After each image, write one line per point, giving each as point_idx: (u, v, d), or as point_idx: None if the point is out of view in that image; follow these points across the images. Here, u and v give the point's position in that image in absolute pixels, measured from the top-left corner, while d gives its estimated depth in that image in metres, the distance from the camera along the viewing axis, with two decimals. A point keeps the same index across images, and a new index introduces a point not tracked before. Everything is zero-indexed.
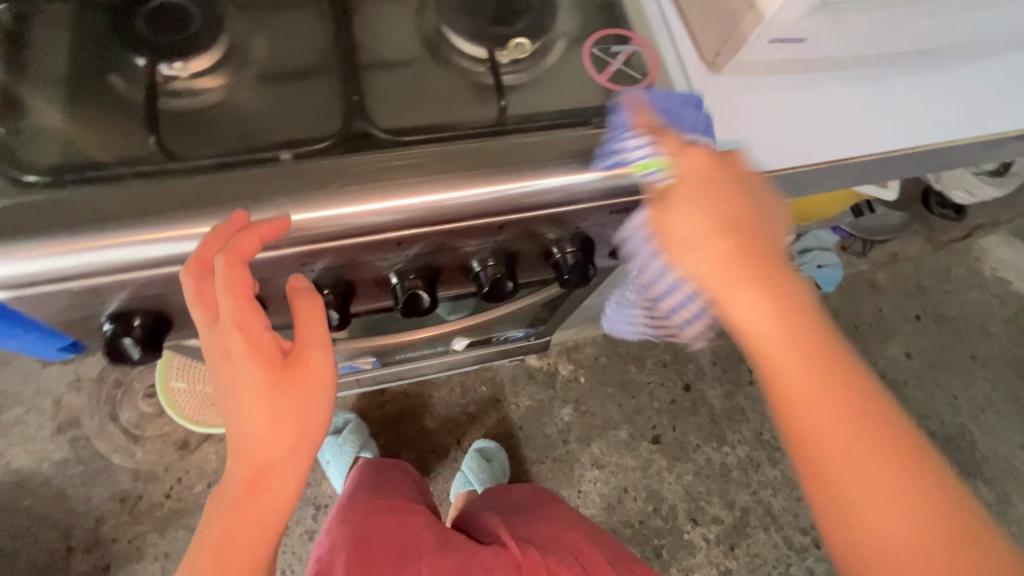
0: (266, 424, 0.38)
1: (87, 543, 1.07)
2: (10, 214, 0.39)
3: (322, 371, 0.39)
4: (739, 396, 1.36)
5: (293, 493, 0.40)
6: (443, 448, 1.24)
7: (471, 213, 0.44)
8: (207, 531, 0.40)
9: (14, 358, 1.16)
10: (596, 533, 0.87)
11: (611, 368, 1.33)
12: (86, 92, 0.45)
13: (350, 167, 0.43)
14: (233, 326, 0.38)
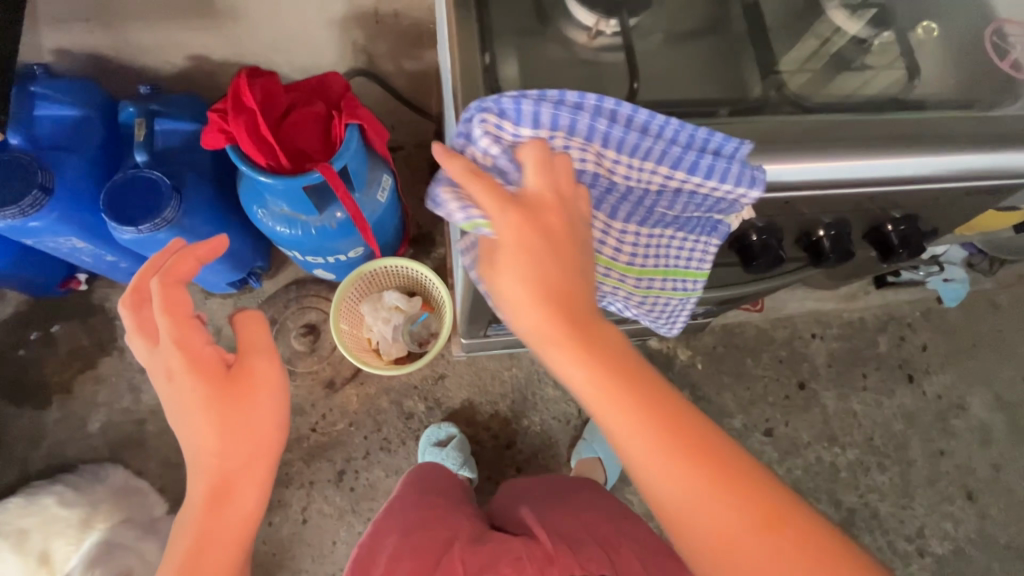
0: (218, 435, 0.49)
1: None
2: (503, 135, 0.44)
3: (267, 374, 0.52)
4: (853, 399, 1.36)
5: (255, 497, 0.50)
6: (566, 416, 1.27)
7: (875, 181, 0.46)
8: (181, 544, 0.49)
9: None
10: (635, 529, 0.81)
11: (727, 357, 1.36)
12: (529, 37, 0.51)
13: (784, 125, 0.45)
14: (179, 347, 0.49)
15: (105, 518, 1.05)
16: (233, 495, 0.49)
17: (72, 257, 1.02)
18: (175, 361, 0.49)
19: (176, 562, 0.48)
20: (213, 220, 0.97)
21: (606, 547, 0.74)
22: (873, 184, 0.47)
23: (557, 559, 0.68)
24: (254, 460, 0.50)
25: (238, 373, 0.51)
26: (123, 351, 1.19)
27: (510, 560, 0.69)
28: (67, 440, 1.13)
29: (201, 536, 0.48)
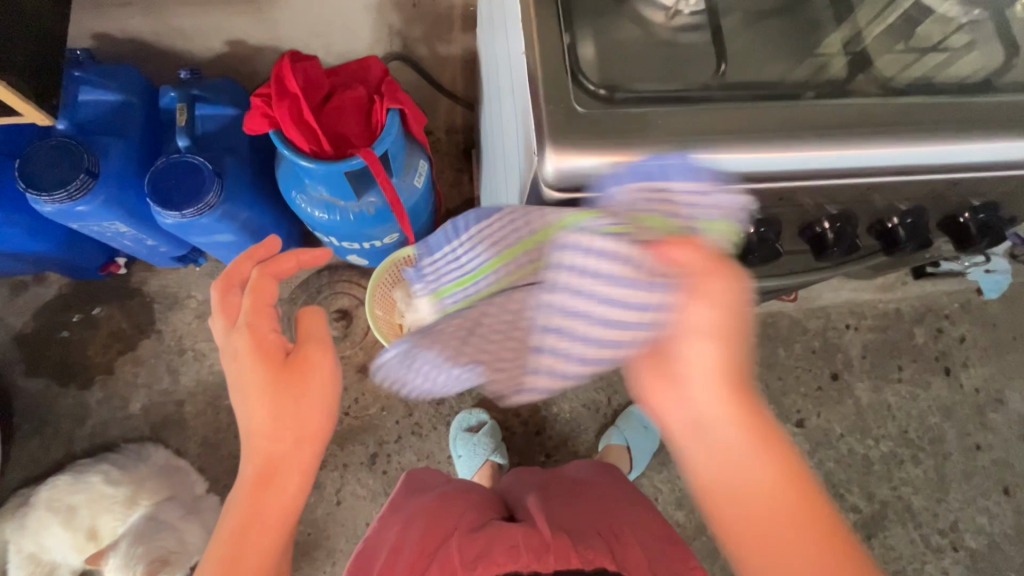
0: (271, 422, 0.50)
1: None
2: (580, 117, 0.43)
3: (322, 366, 0.51)
4: (887, 391, 1.34)
5: (295, 492, 0.51)
6: (596, 404, 1.27)
7: (958, 167, 0.45)
8: (225, 522, 0.50)
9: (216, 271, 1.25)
10: (642, 515, 0.81)
11: (759, 348, 1.34)
12: (602, 16, 0.49)
13: (875, 108, 0.44)
14: (246, 329, 0.51)
15: (150, 495, 1.08)
16: (280, 482, 0.50)
17: (114, 241, 1.04)
18: (241, 341, 0.51)
19: (218, 546, 0.49)
20: (254, 206, 0.97)
21: (610, 536, 0.73)
22: (952, 171, 0.46)
23: (554, 548, 0.66)
24: (302, 449, 0.51)
25: (295, 362, 0.51)
26: (161, 334, 1.21)
27: (505, 548, 0.67)
28: (110, 419, 1.16)
29: (243, 523, 0.49)
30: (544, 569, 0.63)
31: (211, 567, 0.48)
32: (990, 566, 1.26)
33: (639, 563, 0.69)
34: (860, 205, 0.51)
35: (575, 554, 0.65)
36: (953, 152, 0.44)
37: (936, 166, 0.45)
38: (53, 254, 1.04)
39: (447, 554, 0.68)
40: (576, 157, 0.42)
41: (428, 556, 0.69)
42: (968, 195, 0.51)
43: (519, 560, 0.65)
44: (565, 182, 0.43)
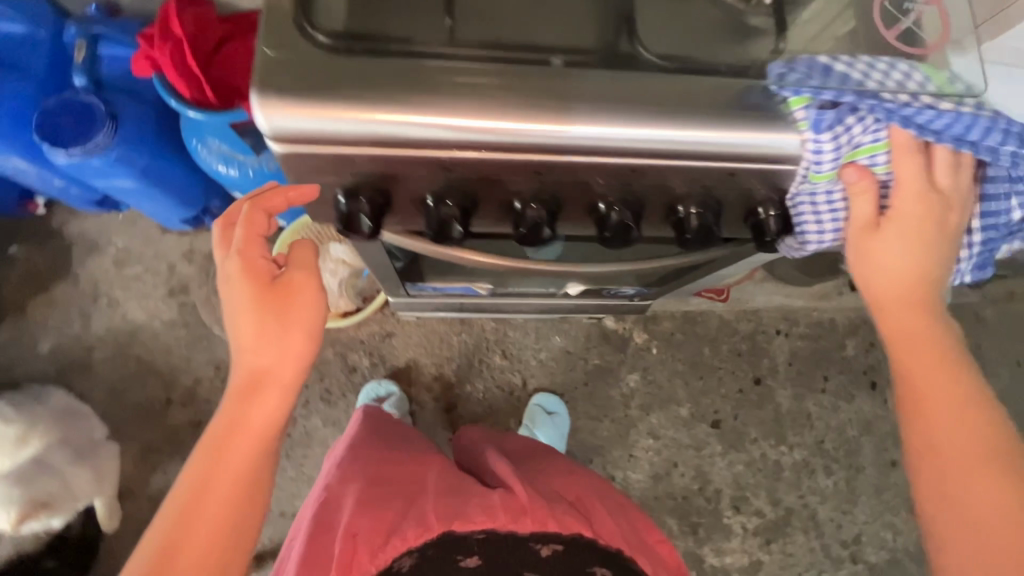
0: (256, 340, 0.50)
1: (184, 398, 1.18)
2: (294, 67, 0.34)
3: (308, 291, 0.52)
4: (809, 400, 1.33)
5: (279, 409, 0.51)
6: (511, 386, 1.26)
7: (754, 157, 0.38)
8: (207, 441, 0.50)
9: (139, 220, 1.24)
10: (596, 479, 0.80)
11: (685, 346, 1.33)
12: None
13: (643, 81, 0.36)
14: (238, 254, 0.51)
15: (42, 436, 1.04)
16: (264, 397, 0.50)
17: (21, 178, 1.02)
18: (232, 266, 0.51)
19: (205, 452, 0.49)
20: (154, 153, 0.95)
21: (575, 504, 0.72)
22: (743, 161, 0.39)
23: (530, 510, 0.66)
24: (287, 368, 0.51)
25: (281, 286, 0.52)
26: (77, 278, 1.21)
27: (482, 508, 0.66)
28: (18, 358, 1.16)
29: (228, 431, 0.49)
30: (520, 530, 0.64)
31: (188, 482, 0.48)
32: None
33: (610, 528, 0.68)
34: (656, 192, 0.42)
35: (552, 518, 0.65)
36: (746, 142, 0.37)
37: (731, 153, 0.37)
38: None
39: (421, 513, 0.65)
40: (288, 111, 0.33)
41: (401, 512, 0.66)
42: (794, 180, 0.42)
43: (498, 520, 0.65)
44: (285, 142, 0.34)
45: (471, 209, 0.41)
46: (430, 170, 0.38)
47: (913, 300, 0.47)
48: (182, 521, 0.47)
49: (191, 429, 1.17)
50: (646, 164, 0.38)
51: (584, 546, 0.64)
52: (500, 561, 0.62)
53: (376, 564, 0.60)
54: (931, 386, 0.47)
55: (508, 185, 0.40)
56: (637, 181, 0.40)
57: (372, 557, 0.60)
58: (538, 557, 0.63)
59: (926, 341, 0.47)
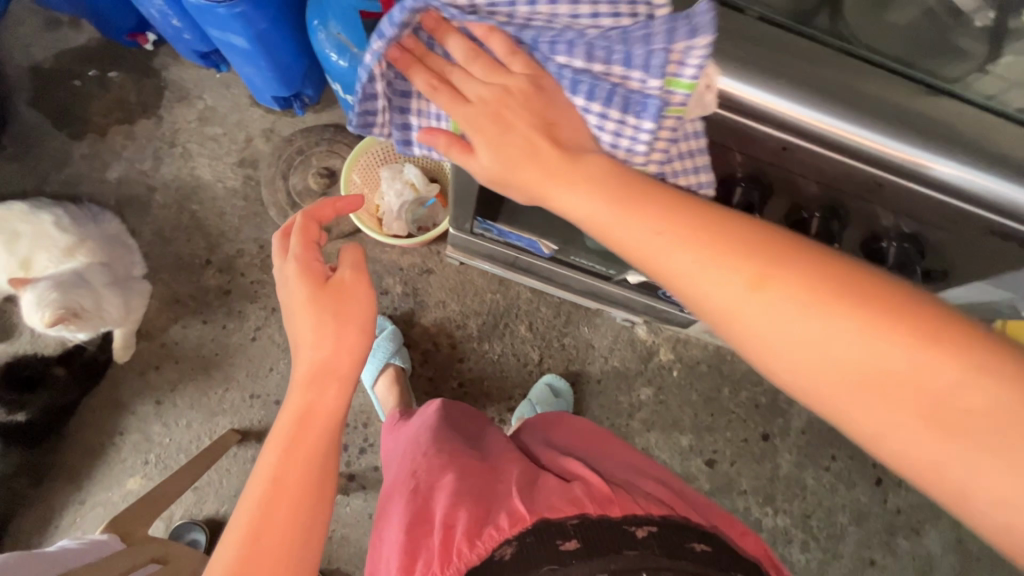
0: (317, 336, 0.50)
1: (222, 264, 1.21)
2: None
3: (358, 288, 0.52)
4: (810, 473, 1.30)
5: (338, 404, 0.50)
6: (526, 359, 1.26)
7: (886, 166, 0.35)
8: (267, 458, 0.47)
9: (233, 85, 1.27)
10: (672, 479, 0.78)
11: (706, 378, 1.30)
12: None
13: (799, 59, 0.36)
14: (295, 260, 0.53)
15: (88, 254, 1.07)
16: (328, 389, 0.50)
17: (144, 8, 1.04)
18: (289, 271, 0.53)
19: (273, 454, 0.47)
20: (275, 21, 0.96)
21: (658, 495, 0.69)
22: (896, 174, 0.36)
23: (617, 499, 0.62)
24: (345, 357, 0.51)
25: (333, 284, 0.52)
26: (160, 120, 1.24)
27: (564, 495, 0.63)
28: (85, 176, 1.20)
29: (298, 426, 0.49)
30: (612, 515, 0.60)
31: (255, 486, 0.46)
32: None
33: (695, 518, 0.65)
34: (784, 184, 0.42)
35: (640, 506, 0.62)
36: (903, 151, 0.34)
37: (884, 160, 0.35)
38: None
39: (508, 504, 0.63)
40: None
41: (483, 507, 0.64)
42: (940, 218, 0.38)
43: (585, 507, 0.61)
44: None
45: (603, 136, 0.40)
46: None
47: (693, 238, 0.37)
48: (252, 531, 0.44)
49: (219, 295, 1.20)
50: (792, 144, 0.36)
51: (681, 530, 0.60)
52: (596, 543, 0.57)
53: (475, 554, 0.59)
54: (818, 341, 0.34)
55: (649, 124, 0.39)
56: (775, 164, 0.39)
57: (472, 547, 0.59)
58: (635, 540, 0.58)
59: (723, 254, 0.36)
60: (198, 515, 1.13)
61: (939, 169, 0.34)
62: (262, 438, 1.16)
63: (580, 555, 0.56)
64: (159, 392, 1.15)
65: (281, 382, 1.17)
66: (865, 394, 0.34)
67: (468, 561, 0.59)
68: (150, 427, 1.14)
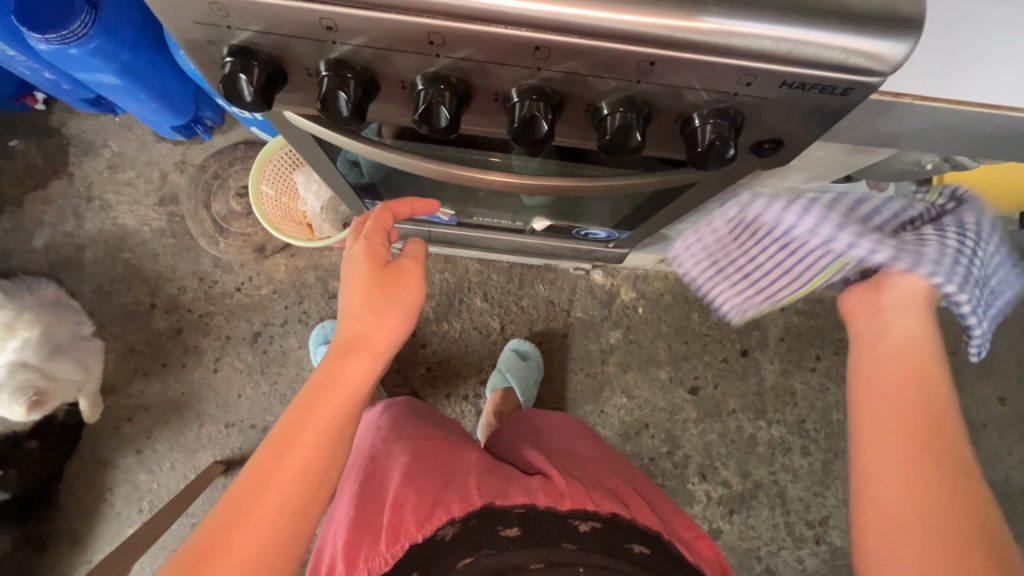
0: (360, 304, 0.51)
1: (167, 305, 1.20)
2: None
3: (413, 277, 0.53)
4: (796, 378, 1.28)
5: (366, 377, 0.49)
6: (488, 330, 1.25)
7: (643, 37, 0.32)
8: (291, 411, 0.47)
9: (136, 125, 1.25)
10: (643, 484, 0.71)
11: (673, 308, 1.28)
12: None
13: None
14: (363, 239, 0.54)
15: (28, 326, 1.05)
16: (359, 359, 0.49)
17: (12, 67, 1.01)
18: (355, 249, 0.54)
19: (295, 408, 0.47)
20: (137, 48, 0.92)
21: (616, 493, 0.64)
22: (665, 46, 0.32)
23: (570, 492, 0.59)
24: (382, 335, 0.51)
25: (391, 267, 0.53)
26: (73, 177, 1.23)
27: (522, 488, 0.60)
28: (13, 249, 1.19)
29: (322, 384, 0.48)
30: (560, 506, 0.57)
31: (273, 437, 0.45)
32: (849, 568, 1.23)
33: (650, 519, 0.60)
34: (575, 88, 0.37)
35: (592, 499, 0.58)
36: (659, 21, 0.31)
37: (649, 33, 0.31)
38: None
39: (463, 489, 0.59)
40: None
41: (437, 490, 0.60)
42: (737, 85, 0.35)
43: (536, 498, 0.58)
44: None
45: (371, 89, 0.37)
46: (307, 31, 0.33)
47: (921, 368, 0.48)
48: (258, 482, 0.44)
49: (172, 336, 1.20)
50: (549, 40, 0.32)
51: (623, 526, 0.56)
52: (537, 532, 0.54)
53: (420, 533, 0.54)
54: (909, 459, 0.43)
55: (404, 61, 0.35)
56: (546, 69, 0.35)
57: (419, 526, 0.55)
58: (576, 533, 0.55)
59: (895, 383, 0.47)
60: None
61: (703, 26, 0.31)
62: None
63: (519, 543, 0.53)
64: (137, 441, 1.16)
65: (252, 406, 1.18)
66: (904, 481, 0.42)
67: (413, 540, 0.54)
68: (137, 477, 1.15)
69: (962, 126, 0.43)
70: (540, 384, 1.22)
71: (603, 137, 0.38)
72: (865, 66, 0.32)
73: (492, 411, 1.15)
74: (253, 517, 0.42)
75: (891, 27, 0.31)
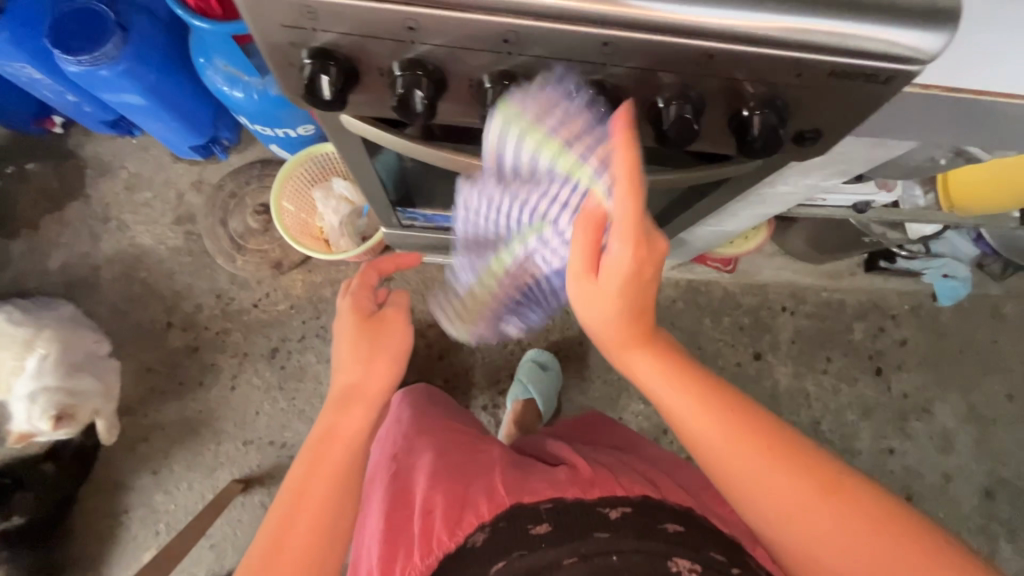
0: (351, 357, 0.54)
1: (184, 324, 1.20)
2: None
3: (397, 322, 0.57)
4: (809, 380, 1.30)
5: (364, 425, 0.51)
6: (503, 339, 1.26)
7: (703, 33, 0.34)
8: (296, 469, 0.48)
9: (152, 147, 1.26)
10: (674, 469, 0.71)
11: (685, 314, 1.30)
12: None
13: None
14: (350, 295, 0.59)
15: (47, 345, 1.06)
16: (353, 410, 0.51)
17: (33, 90, 1.03)
18: (343, 305, 0.58)
19: (300, 466, 0.48)
20: (163, 69, 0.95)
21: (645, 475, 0.65)
22: (725, 41, 0.35)
23: (598, 481, 0.59)
24: (373, 384, 0.53)
25: (376, 319, 0.57)
26: (89, 199, 1.23)
27: (548, 481, 0.60)
28: (28, 271, 1.19)
29: (323, 438, 0.49)
30: (588, 497, 0.57)
31: (282, 498, 0.47)
32: None
33: (681, 496, 0.60)
34: (632, 83, 0.39)
35: (621, 487, 0.59)
36: (720, 16, 0.33)
37: (711, 30, 0.34)
38: None
39: (489, 487, 0.60)
40: None
41: (469, 491, 0.60)
42: (786, 76, 0.38)
43: (565, 491, 0.58)
44: None
45: (441, 87, 0.39)
46: (391, 32, 0.35)
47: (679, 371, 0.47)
48: (279, 537, 0.45)
49: (188, 354, 1.19)
50: (617, 35, 0.34)
51: (656, 507, 0.56)
52: (568, 524, 0.54)
53: (453, 540, 0.55)
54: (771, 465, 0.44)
55: (475, 60, 0.38)
56: (611, 65, 0.37)
57: (451, 535, 0.56)
58: (607, 521, 0.54)
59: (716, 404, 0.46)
60: (221, 571, 1.13)
61: (760, 21, 0.34)
62: (266, 481, 1.16)
63: (550, 538, 0.52)
64: (154, 462, 1.15)
65: (270, 423, 1.17)
66: (771, 466, 0.44)
67: (446, 549, 0.55)
68: (154, 498, 1.14)
69: (986, 113, 0.46)
70: (558, 394, 1.22)
71: (661, 128, 0.41)
72: (905, 56, 0.35)
73: (512, 420, 1.15)
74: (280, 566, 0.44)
75: (936, 19, 0.34)
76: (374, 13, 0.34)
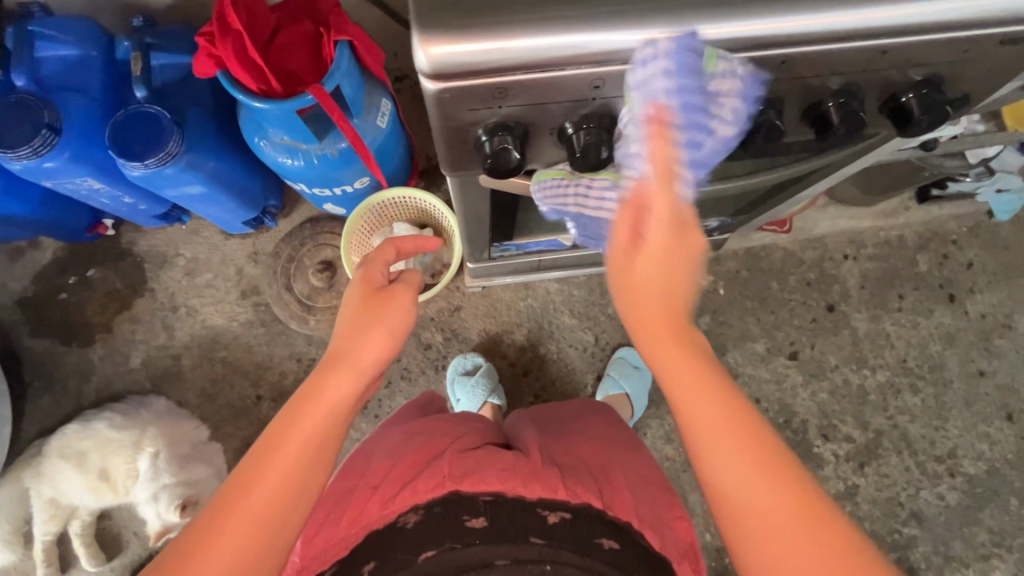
0: (349, 326, 0.51)
1: (273, 394, 1.21)
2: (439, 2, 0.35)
3: (404, 299, 0.53)
4: (887, 320, 1.30)
5: (350, 393, 0.48)
6: (582, 344, 1.27)
7: (880, 34, 0.37)
8: (279, 421, 0.46)
9: (202, 229, 1.27)
10: (637, 463, 0.68)
11: (752, 283, 1.31)
12: None
13: None
14: (363, 264, 0.56)
15: None
16: (341, 375, 0.48)
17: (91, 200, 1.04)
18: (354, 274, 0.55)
19: (280, 417, 0.47)
20: (218, 154, 0.97)
21: (596, 469, 0.64)
22: (898, 37, 0.38)
23: (544, 477, 0.59)
24: (370, 354, 0.50)
25: (385, 292, 0.53)
26: (154, 292, 1.25)
27: (498, 468, 0.60)
28: (113, 374, 1.21)
29: (311, 393, 0.47)
30: (528, 494, 0.57)
31: (255, 449, 0.45)
32: (990, 491, 1.24)
33: (623, 502, 0.59)
34: (798, 91, 0.42)
35: (563, 486, 0.58)
36: (894, 13, 0.36)
37: (887, 30, 0.37)
38: (37, 215, 1.07)
39: (436, 470, 0.59)
40: (445, 46, 0.34)
41: (417, 467, 0.61)
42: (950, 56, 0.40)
43: (508, 484, 0.58)
44: (442, 78, 0.36)
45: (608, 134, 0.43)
46: (574, 94, 0.39)
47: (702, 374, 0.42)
48: (238, 487, 0.44)
49: None
50: (795, 53, 0.38)
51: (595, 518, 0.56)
52: (504, 522, 0.54)
53: (385, 514, 0.56)
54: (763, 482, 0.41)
55: None
56: (784, 79, 0.40)
57: (382, 509, 0.56)
58: (545, 525, 0.55)
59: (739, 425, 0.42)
60: None
61: (935, 13, 0.36)
62: None
63: (484, 534, 0.54)
64: None
65: None
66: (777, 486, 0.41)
67: (375, 525, 0.56)
68: None
69: None
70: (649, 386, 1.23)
71: (828, 126, 0.44)
72: None
73: None
74: (228, 527, 0.42)
75: None
76: (559, 79, 0.37)
